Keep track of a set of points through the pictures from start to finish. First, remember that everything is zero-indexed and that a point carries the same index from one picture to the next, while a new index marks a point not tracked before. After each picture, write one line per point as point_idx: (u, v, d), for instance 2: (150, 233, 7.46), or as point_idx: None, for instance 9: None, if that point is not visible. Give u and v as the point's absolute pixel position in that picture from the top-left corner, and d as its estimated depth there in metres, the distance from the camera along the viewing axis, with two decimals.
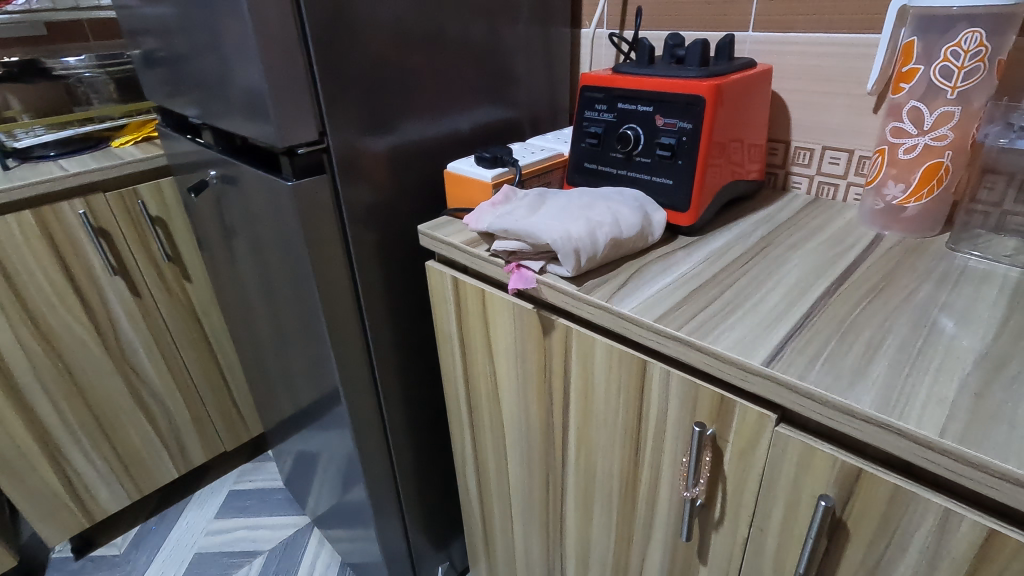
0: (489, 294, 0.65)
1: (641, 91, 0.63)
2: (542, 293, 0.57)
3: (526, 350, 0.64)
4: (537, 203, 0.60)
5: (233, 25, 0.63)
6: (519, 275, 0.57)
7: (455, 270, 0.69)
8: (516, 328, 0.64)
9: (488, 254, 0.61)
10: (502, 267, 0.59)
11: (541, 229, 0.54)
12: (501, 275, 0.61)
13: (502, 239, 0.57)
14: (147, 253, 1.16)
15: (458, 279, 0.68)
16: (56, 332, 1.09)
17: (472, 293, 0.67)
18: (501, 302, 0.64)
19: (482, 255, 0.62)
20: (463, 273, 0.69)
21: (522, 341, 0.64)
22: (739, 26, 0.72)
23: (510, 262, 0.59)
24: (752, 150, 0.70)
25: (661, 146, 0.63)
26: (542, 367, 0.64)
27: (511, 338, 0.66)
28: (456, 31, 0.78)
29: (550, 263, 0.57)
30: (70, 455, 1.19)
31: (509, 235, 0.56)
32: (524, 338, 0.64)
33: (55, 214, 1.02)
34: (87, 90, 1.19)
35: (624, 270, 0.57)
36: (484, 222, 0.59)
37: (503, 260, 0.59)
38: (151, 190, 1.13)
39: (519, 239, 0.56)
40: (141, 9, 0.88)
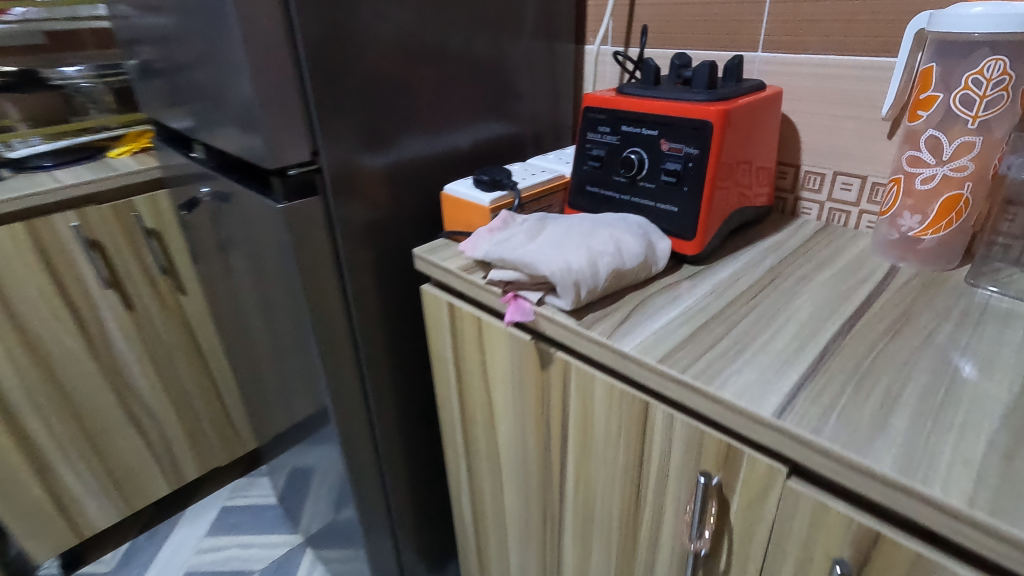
0: (484, 322, 0.63)
1: (646, 114, 0.61)
2: (539, 326, 0.55)
3: (524, 383, 0.62)
4: (536, 229, 0.58)
5: (223, 41, 0.61)
6: (517, 306, 0.55)
7: (450, 296, 0.67)
8: (513, 358, 0.61)
9: (484, 282, 0.59)
10: (498, 298, 0.57)
11: (541, 258, 0.52)
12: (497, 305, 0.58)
13: (499, 268, 0.55)
14: (142, 265, 1.14)
15: (454, 305, 0.66)
16: (47, 346, 1.07)
17: (468, 320, 0.65)
18: (498, 331, 0.61)
19: (478, 283, 0.60)
20: (459, 298, 0.66)
21: (519, 374, 0.62)
22: (749, 46, 0.70)
23: (507, 291, 0.56)
24: (759, 173, 0.68)
25: (666, 171, 0.60)
26: (537, 398, 0.61)
27: (507, 368, 0.63)
28: (456, 48, 0.76)
29: (548, 294, 0.55)
30: (59, 470, 1.16)
31: (507, 263, 0.54)
32: (522, 369, 0.61)
33: (48, 225, 1.00)
34: (85, 100, 1.19)
35: (626, 302, 0.54)
36: (481, 249, 0.56)
37: (499, 289, 0.57)
38: (147, 202, 1.11)
39: (517, 269, 0.54)
40: (137, 19, 0.87)
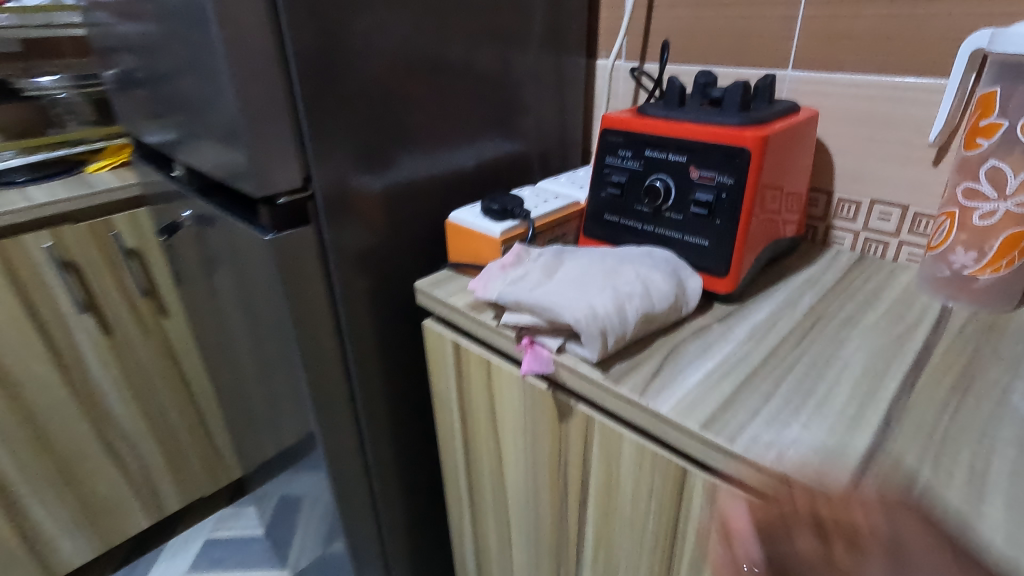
0: (494, 366, 0.57)
1: (672, 138, 0.56)
2: (558, 378, 0.49)
3: (538, 433, 0.56)
4: (553, 266, 0.52)
5: (204, 57, 0.55)
6: (534, 356, 0.49)
7: (455, 333, 0.61)
8: (527, 407, 0.55)
9: (496, 324, 0.53)
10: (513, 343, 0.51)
11: (562, 303, 0.47)
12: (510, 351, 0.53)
13: (514, 311, 0.49)
14: (121, 288, 1.07)
15: (459, 344, 0.60)
16: (16, 374, 1.00)
17: (476, 362, 0.59)
18: (509, 377, 0.55)
19: (490, 325, 0.54)
20: (464, 336, 0.60)
21: (533, 424, 0.56)
22: (778, 64, 0.65)
23: (523, 337, 0.51)
24: (792, 200, 0.62)
25: (696, 202, 0.55)
26: (554, 451, 0.55)
27: (519, 417, 0.57)
28: (461, 62, 0.71)
29: (570, 340, 0.49)
30: (29, 506, 1.09)
31: (524, 307, 0.48)
32: (536, 420, 0.55)
33: (18, 247, 0.93)
34: (62, 111, 1.11)
35: (657, 350, 0.49)
36: (494, 289, 0.51)
37: (514, 334, 0.51)
38: (127, 220, 1.04)
39: (534, 314, 0.48)
40: (116, 27, 0.80)
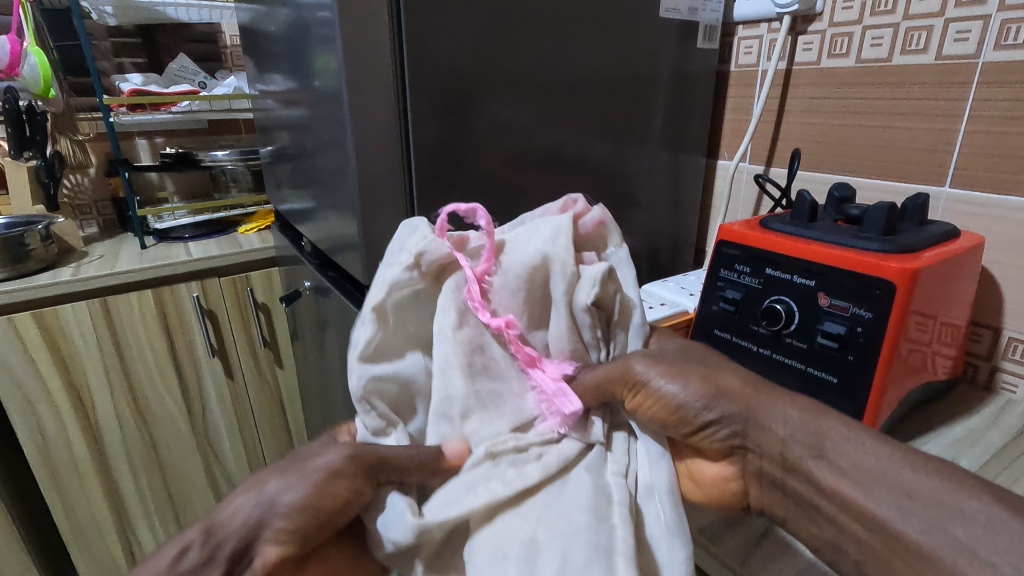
0: (416, 310, 0.41)
1: (797, 260, 0.51)
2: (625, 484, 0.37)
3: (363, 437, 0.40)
4: (474, 357, 0.38)
5: (339, 151, 0.61)
6: (541, 386, 0.39)
7: (405, 224, 0.42)
8: (540, 513, 0.34)
9: (545, 262, 0.39)
10: (513, 354, 0.40)
11: (638, 326, 0.42)
12: (483, 381, 0.38)
13: (558, 306, 0.39)
14: (249, 339, 1.17)
15: (420, 228, 0.41)
16: (150, 406, 1.11)
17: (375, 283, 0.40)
18: (452, 367, 0.37)
19: (478, 302, 0.39)
20: (408, 235, 0.41)
21: (561, 559, 0.31)
22: (935, 180, 0.58)
23: (569, 319, 0.39)
24: (949, 334, 0.53)
25: (823, 333, 0.49)
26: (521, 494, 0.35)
27: (411, 531, 0.34)
28: (580, 157, 0.69)
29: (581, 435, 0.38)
30: (137, 526, 1.18)
31: (579, 307, 0.38)
32: (585, 556, 0.31)
33: (172, 294, 1.06)
34: (228, 180, 1.26)
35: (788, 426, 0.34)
36: (562, 250, 0.39)
37: (569, 293, 0.39)
38: (261, 277, 1.14)
39: (587, 319, 0.39)
40: (278, 111, 0.91)
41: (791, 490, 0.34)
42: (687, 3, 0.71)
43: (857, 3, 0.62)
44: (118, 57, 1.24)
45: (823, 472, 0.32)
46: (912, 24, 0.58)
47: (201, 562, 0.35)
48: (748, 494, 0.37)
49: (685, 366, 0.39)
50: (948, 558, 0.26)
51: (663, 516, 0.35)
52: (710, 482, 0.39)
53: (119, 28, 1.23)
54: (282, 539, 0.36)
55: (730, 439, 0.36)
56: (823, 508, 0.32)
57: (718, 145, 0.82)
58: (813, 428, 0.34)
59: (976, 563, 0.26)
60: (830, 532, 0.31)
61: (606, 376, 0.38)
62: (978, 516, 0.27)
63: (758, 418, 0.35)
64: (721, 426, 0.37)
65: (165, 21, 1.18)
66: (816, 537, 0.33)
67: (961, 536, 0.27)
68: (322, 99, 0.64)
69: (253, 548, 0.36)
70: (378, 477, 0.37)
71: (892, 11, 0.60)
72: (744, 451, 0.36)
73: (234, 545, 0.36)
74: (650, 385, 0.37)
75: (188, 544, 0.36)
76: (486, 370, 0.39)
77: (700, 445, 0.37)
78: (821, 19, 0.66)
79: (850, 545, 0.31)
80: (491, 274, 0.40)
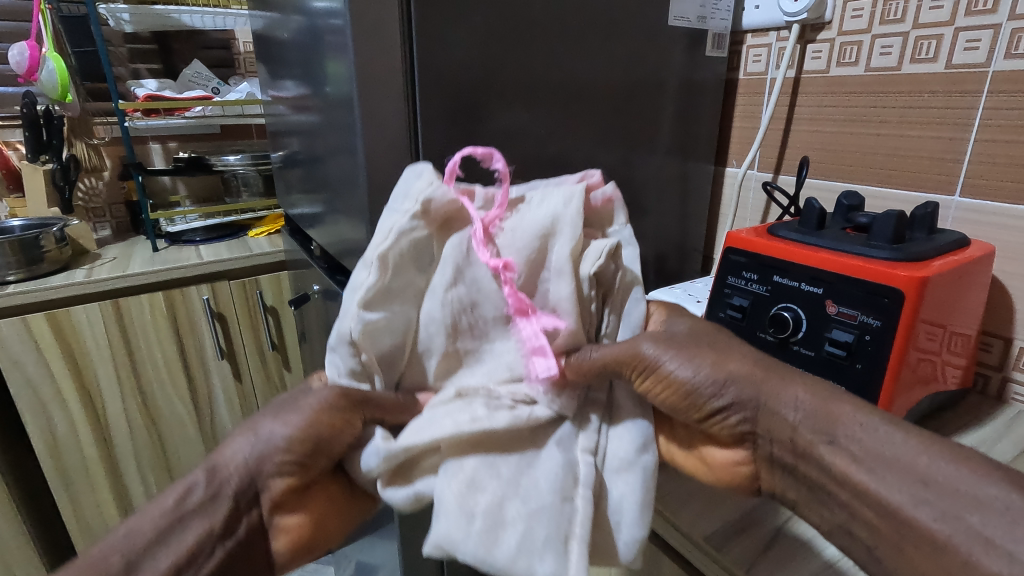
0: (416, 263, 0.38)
1: (804, 267, 0.50)
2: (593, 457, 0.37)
3: (335, 380, 0.39)
4: (457, 312, 0.38)
5: (349, 156, 0.61)
6: (525, 338, 0.38)
7: (411, 168, 0.41)
8: (512, 477, 0.36)
9: (553, 222, 0.38)
10: (506, 299, 0.37)
11: (635, 306, 0.41)
12: (461, 337, 0.38)
13: (557, 270, 0.37)
14: (257, 343, 1.18)
15: (425, 173, 0.39)
16: (159, 408, 1.12)
17: (379, 230, 0.38)
18: (434, 323, 0.38)
19: (479, 249, 0.37)
20: (413, 180, 0.40)
21: (523, 531, 0.34)
22: (945, 189, 0.58)
23: (561, 278, 0.37)
24: (960, 342, 0.52)
25: (831, 341, 0.48)
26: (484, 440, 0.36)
27: (382, 456, 0.36)
28: (587, 163, 0.69)
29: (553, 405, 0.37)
30: None
31: (582, 278, 0.37)
32: (545, 528, 0.34)
33: (183, 297, 1.07)
34: (240, 184, 1.26)
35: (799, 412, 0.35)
36: (573, 213, 0.38)
37: (580, 258, 0.38)
38: (270, 281, 1.15)
39: (587, 281, 0.38)
40: (289, 117, 0.92)
41: (802, 474, 0.34)
42: (695, 12, 0.71)
43: (867, 12, 0.62)
44: (134, 63, 1.27)
45: (835, 458, 0.32)
46: (922, 33, 0.58)
47: (205, 500, 0.38)
48: (759, 479, 0.37)
49: (696, 346, 0.38)
50: (963, 546, 0.27)
51: (634, 489, 0.36)
52: (722, 466, 0.39)
53: (135, 35, 1.25)
54: (284, 471, 0.39)
55: (741, 425, 0.36)
56: (835, 494, 0.32)
57: (727, 153, 0.82)
58: (822, 412, 0.34)
59: (992, 552, 0.26)
60: (841, 516, 0.32)
61: (612, 356, 0.37)
62: (995, 504, 0.27)
63: (769, 403, 0.35)
64: (733, 412, 0.36)
65: (180, 28, 1.20)
66: (827, 521, 0.33)
67: (978, 523, 0.27)
68: (333, 106, 0.64)
69: (258, 484, 0.39)
70: (365, 412, 0.38)
71: (902, 19, 0.60)
72: (755, 438, 0.36)
73: (237, 483, 0.39)
74: (660, 368, 0.37)
75: (191, 485, 0.39)
76: (472, 330, 0.39)
77: (713, 430, 0.37)
78: (830, 28, 0.66)
79: (861, 530, 0.31)
80: (500, 224, 0.38)
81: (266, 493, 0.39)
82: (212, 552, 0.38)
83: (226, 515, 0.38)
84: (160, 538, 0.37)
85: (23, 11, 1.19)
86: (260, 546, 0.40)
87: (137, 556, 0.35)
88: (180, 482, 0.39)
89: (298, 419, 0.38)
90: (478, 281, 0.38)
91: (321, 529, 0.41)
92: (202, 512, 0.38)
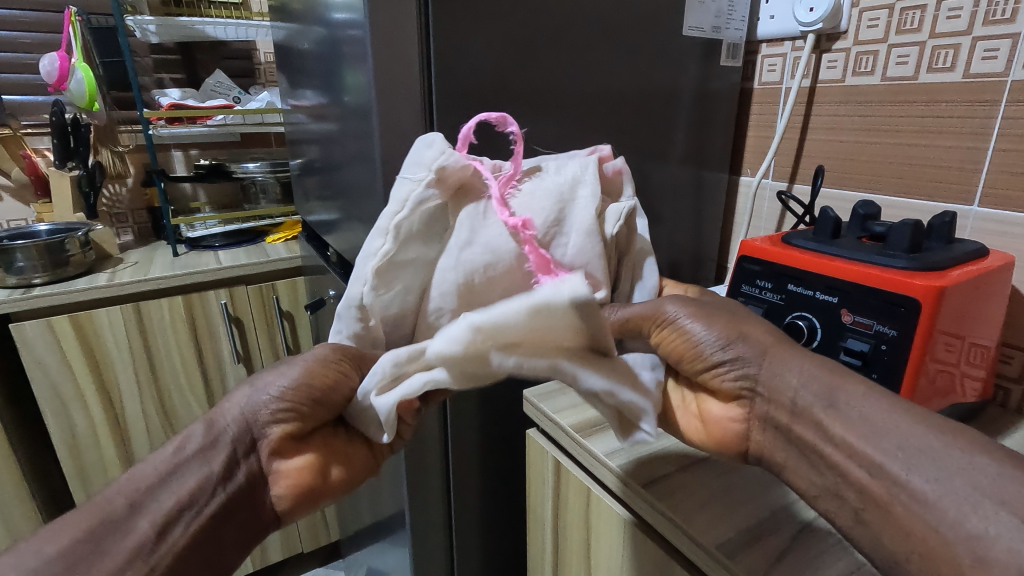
0: (426, 232, 0.40)
1: (818, 275, 0.50)
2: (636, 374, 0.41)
3: (335, 342, 0.42)
4: (476, 273, 0.38)
5: (366, 163, 0.62)
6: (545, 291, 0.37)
7: (421, 138, 0.40)
8: None
9: (575, 188, 0.41)
10: (527, 257, 0.38)
11: (650, 274, 0.44)
12: (475, 300, 0.39)
13: (583, 231, 0.40)
14: (273, 347, 1.20)
15: (436, 142, 0.39)
16: (175, 408, 1.13)
17: (392, 199, 0.39)
18: (451, 287, 0.39)
19: (500, 207, 0.38)
20: (423, 149, 0.40)
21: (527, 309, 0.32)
22: (963, 200, 0.58)
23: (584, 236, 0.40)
24: (979, 354, 0.52)
25: (846, 350, 0.48)
26: None
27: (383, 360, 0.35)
28: None
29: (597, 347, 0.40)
30: None
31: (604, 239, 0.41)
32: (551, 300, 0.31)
33: (201, 301, 1.08)
34: (259, 190, 1.29)
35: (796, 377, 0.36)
36: (592, 179, 0.42)
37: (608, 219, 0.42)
38: (287, 286, 1.16)
39: (612, 235, 0.42)
40: (308, 125, 0.94)
41: (797, 438, 0.35)
42: (710, 23, 0.72)
43: (883, 22, 0.62)
44: (159, 73, 1.30)
45: (835, 424, 0.33)
46: (939, 42, 0.58)
47: (204, 447, 0.40)
48: (750, 438, 0.39)
49: (715, 312, 0.40)
50: (954, 508, 0.27)
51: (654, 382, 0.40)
52: (716, 421, 0.40)
53: (161, 46, 1.29)
54: (280, 418, 0.40)
55: (738, 381, 0.38)
56: (828, 459, 0.33)
57: (741, 163, 0.82)
58: (825, 383, 0.35)
59: (981, 513, 0.27)
60: (830, 479, 0.33)
61: (640, 313, 0.39)
62: (987, 469, 0.28)
63: (771, 368, 0.37)
64: (733, 366, 0.39)
65: (204, 39, 1.23)
66: (814, 485, 0.34)
67: (967, 485, 0.28)
68: (351, 114, 0.66)
69: (255, 433, 0.41)
70: (362, 368, 0.40)
71: (918, 29, 0.59)
72: (754, 391, 0.38)
73: (234, 431, 0.41)
74: (679, 324, 0.39)
75: (190, 435, 0.41)
76: (484, 293, 0.39)
77: (711, 384, 0.39)
78: (846, 37, 0.66)
79: (850, 493, 0.32)
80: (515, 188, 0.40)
81: (264, 440, 0.41)
82: (212, 495, 0.39)
83: (225, 460, 0.40)
84: (161, 483, 0.39)
85: (54, 24, 1.23)
86: (260, 494, 0.41)
87: (140, 495, 0.38)
88: (181, 434, 0.41)
89: (296, 369, 0.41)
90: (490, 243, 0.38)
91: (320, 476, 0.42)
92: (201, 457, 0.40)
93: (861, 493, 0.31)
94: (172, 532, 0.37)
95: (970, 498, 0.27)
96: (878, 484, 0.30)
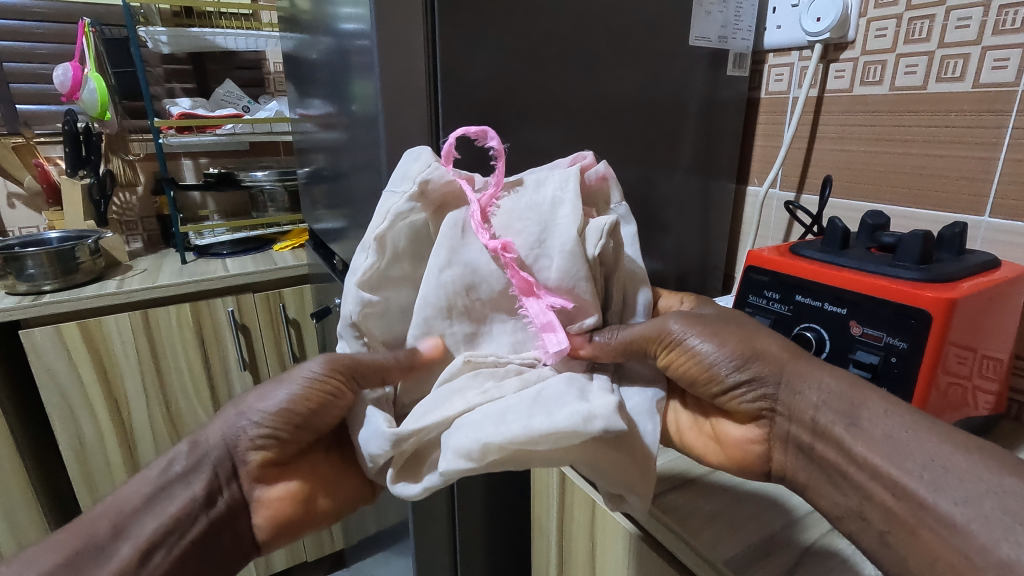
0: (413, 248, 0.42)
1: (825, 286, 0.50)
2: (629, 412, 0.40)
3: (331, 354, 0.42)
4: (460, 290, 0.40)
5: (373, 173, 0.63)
6: (533, 316, 0.40)
7: (408, 152, 0.42)
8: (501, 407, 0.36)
9: (556, 198, 0.41)
10: (511, 280, 0.40)
11: (639, 289, 0.44)
12: (457, 316, 0.40)
13: (566, 252, 0.39)
14: (279, 354, 1.20)
15: (422, 154, 0.41)
16: (182, 415, 1.14)
17: (377, 213, 0.41)
18: (433, 303, 0.40)
19: (482, 232, 0.40)
20: (411, 163, 0.42)
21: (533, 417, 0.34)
22: (974, 210, 0.57)
23: (564, 255, 0.39)
24: (992, 366, 0.51)
25: (855, 362, 0.48)
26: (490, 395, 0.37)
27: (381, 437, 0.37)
28: None
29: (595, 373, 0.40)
30: None
31: (587, 258, 0.40)
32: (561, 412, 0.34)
33: (209, 309, 1.09)
34: (266, 199, 1.29)
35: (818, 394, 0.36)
36: (572, 194, 0.41)
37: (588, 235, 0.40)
38: (294, 294, 1.16)
39: (592, 252, 0.40)
40: (316, 134, 0.95)
41: (819, 456, 0.35)
42: (716, 32, 0.71)
43: (891, 32, 0.62)
44: (170, 83, 1.32)
45: (857, 444, 0.33)
46: (948, 53, 0.57)
47: (188, 469, 0.41)
48: (771, 458, 0.39)
49: (723, 328, 0.41)
50: (981, 531, 0.27)
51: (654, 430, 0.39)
52: (734, 443, 0.41)
53: (171, 55, 1.30)
54: (259, 445, 0.42)
55: (758, 402, 0.38)
56: (850, 477, 0.33)
57: (749, 171, 0.82)
58: (846, 398, 0.35)
59: (1011, 537, 0.26)
60: (854, 499, 0.33)
61: (643, 334, 0.40)
62: (1017, 493, 0.27)
63: (792, 382, 0.37)
64: (749, 389, 0.39)
65: (215, 49, 1.25)
66: (837, 506, 0.34)
67: (996, 508, 0.27)
68: (357, 123, 0.66)
69: (237, 459, 0.42)
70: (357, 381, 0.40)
71: (927, 39, 0.59)
72: (773, 413, 0.38)
73: (217, 455, 0.42)
74: (684, 342, 0.40)
75: (175, 456, 0.42)
76: (468, 309, 0.40)
77: (729, 406, 0.40)
78: (854, 47, 0.66)
79: (874, 515, 0.32)
80: (497, 203, 0.41)
81: (244, 466, 0.42)
82: (195, 520, 0.41)
83: (206, 481, 0.41)
84: (145, 507, 0.40)
85: (68, 35, 1.25)
86: (241, 521, 0.43)
87: (125, 519, 0.39)
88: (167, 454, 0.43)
89: (279, 394, 0.42)
90: (472, 261, 0.40)
91: (302, 502, 0.44)
92: (185, 480, 0.41)
93: (885, 513, 0.31)
94: (154, 556, 0.39)
95: (1000, 522, 0.27)
96: (904, 505, 0.30)
